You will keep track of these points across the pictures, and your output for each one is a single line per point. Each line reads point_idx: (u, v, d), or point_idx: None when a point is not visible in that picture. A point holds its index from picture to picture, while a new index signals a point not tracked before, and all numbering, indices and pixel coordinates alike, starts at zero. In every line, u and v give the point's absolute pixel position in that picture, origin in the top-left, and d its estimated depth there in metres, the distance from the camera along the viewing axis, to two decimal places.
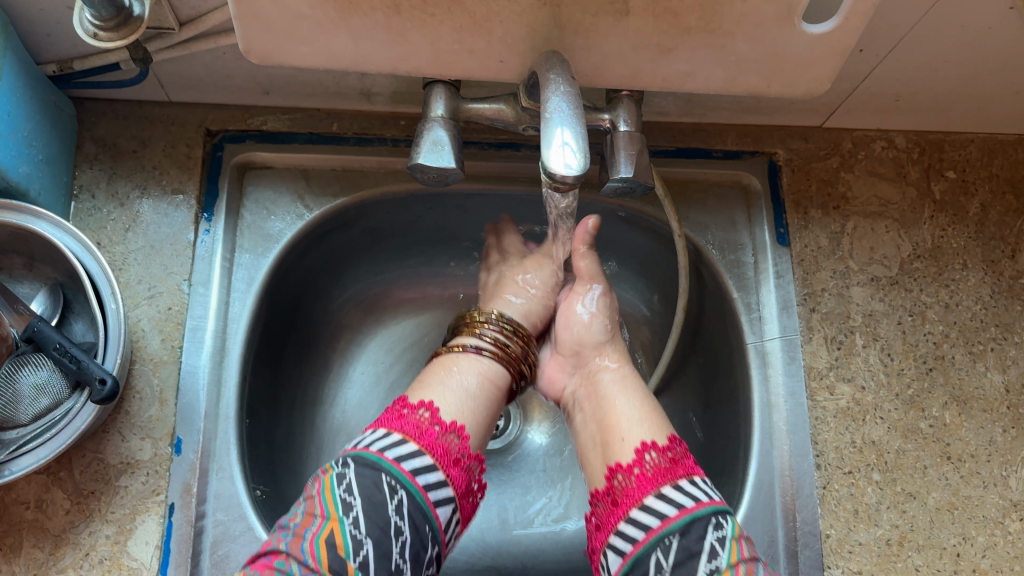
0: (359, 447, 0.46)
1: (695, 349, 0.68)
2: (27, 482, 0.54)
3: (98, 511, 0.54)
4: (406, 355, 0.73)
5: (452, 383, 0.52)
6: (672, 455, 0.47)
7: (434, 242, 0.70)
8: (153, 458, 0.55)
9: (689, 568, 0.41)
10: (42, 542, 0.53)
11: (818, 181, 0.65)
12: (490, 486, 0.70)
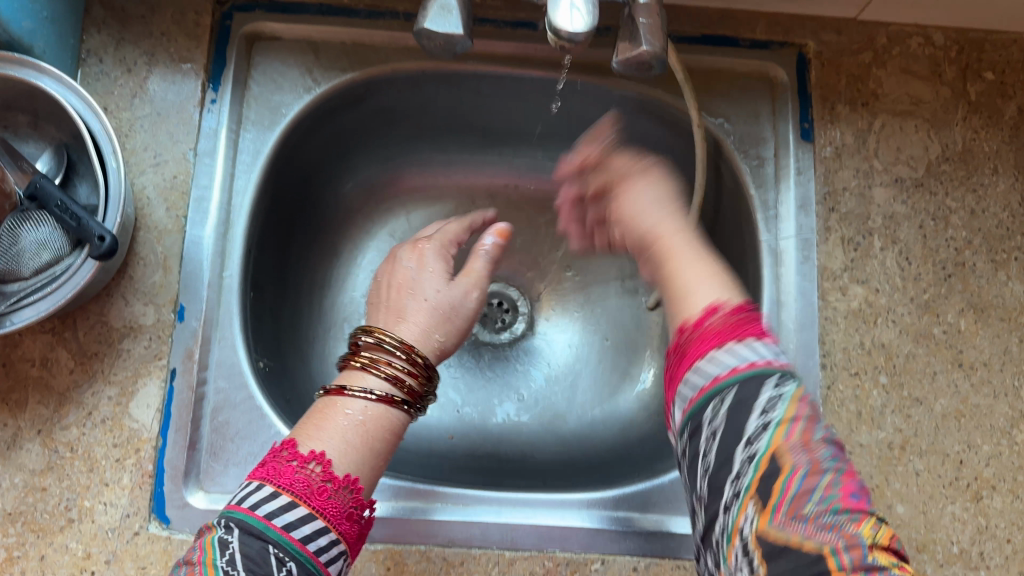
0: (240, 506, 0.39)
1: None
2: (33, 340, 0.55)
3: (101, 372, 0.54)
4: None
5: (345, 433, 0.43)
6: (742, 313, 0.38)
7: (448, 128, 0.69)
8: (155, 323, 0.55)
9: (749, 403, 0.34)
10: (46, 399, 0.54)
11: (847, 76, 0.62)
12: (493, 376, 0.71)
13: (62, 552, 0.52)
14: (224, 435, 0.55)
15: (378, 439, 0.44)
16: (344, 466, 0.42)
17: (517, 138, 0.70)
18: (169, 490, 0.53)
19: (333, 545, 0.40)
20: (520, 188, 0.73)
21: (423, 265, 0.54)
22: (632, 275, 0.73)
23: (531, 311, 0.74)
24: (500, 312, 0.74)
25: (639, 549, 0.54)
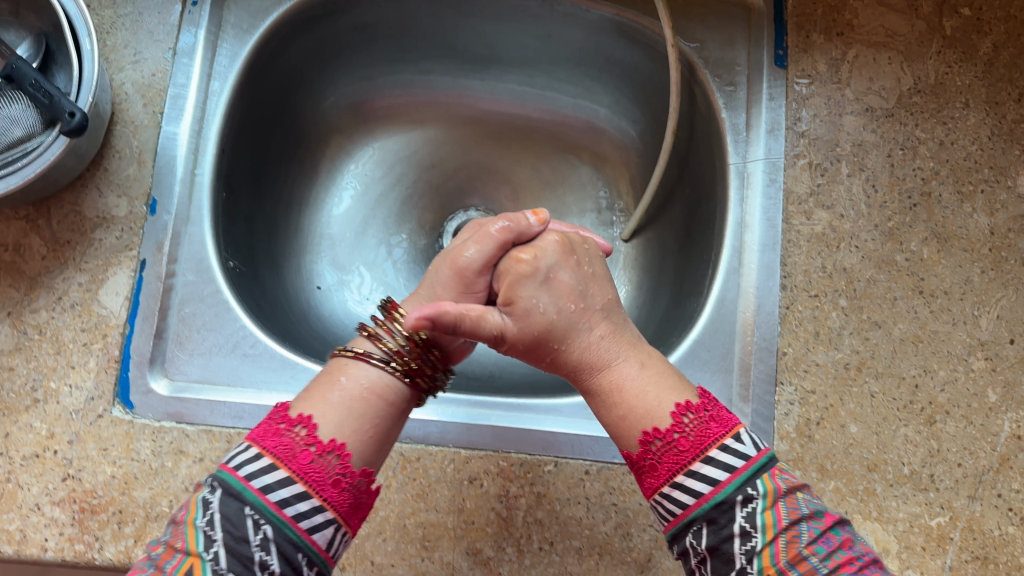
0: (228, 467, 0.41)
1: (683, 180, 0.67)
2: (7, 226, 0.56)
3: (73, 260, 0.55)
4: (395, 169, 0.74)
5: (330, 395, 0.44)
6: (708, 413, 0.44)
7: (429, 50, 0.69)
8: (128, 216, 0.56)
9: (723, 555, 0.40)
10: (18, 283, 0.55)
11: (824, 6, 0.63)
12: None
13: (27, 430, 0.53)
14: (191, 325, 0.56)
15: (359, 402, 0.44)
16: (332, 432, 0.43)
17: (497, 63, 0.70)
18: (135, 376, 0.54)
19: (315, 509, 0.40)
20: (500, 116, 0.74)
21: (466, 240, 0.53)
22: (607, 207, 0.74)
23: None
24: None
25: (591, 454, 0.56)
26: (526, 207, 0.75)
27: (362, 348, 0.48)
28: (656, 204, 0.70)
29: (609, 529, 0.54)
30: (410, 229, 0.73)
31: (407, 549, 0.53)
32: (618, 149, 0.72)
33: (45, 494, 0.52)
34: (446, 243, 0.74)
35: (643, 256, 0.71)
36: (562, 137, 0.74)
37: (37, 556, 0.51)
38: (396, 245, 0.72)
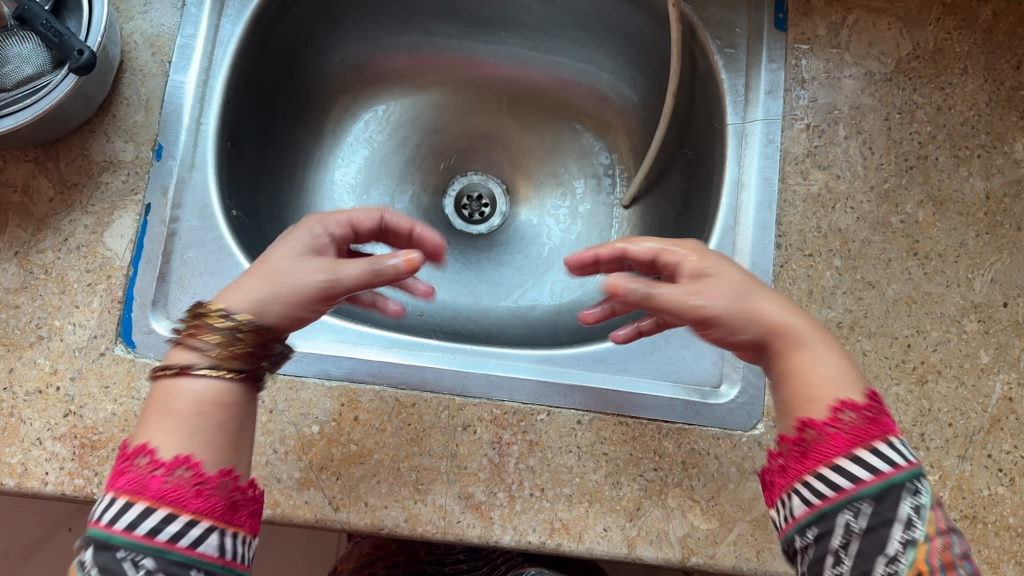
0: (106, 526, 0.36)
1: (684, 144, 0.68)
2: (17, 168, 0.57)
3: (80, 203, 0.56)
4: (399, 132, 0.75)
5: (183, 418, 0.39)
6: (872, 413, 0.40)
7: (434, 14, 0.71)
8: (134, 161, 0.57)
9: (877, 539, 0.37)
10: (26, 224, 0.56)
11: None
12: (473, 269, 0.73)
13: (31, 366, 0.54)
14: (193, 269, 0.57)
15: (206, 422, 0.40)
16: (205, 456, 0.39)
17: (502, 28, 0.71)
18: (137, 316, 0.55)
19: (211, 534, 0.37)
20: (505, 82, 0.75)
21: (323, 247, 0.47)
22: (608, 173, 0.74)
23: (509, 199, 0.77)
24: (478, 206, 0.77)
25: (582, 403, 0.57)
26: (527, 171, 0.77)
27: (187, 358, 0.41)
28: (656, 170, 0.70)
29: (600, 477, 0.55)
30: (410, 191, 0.74)
31: (401, 491, 0.54)
32: (619, 115, 0.73)
33: (46, 429, 0.53)
34: (447, 203, 0.76)
35: (642, 223, 0.71)
36: (564, 103, 0.75)
37: (38, 490, 0.52)
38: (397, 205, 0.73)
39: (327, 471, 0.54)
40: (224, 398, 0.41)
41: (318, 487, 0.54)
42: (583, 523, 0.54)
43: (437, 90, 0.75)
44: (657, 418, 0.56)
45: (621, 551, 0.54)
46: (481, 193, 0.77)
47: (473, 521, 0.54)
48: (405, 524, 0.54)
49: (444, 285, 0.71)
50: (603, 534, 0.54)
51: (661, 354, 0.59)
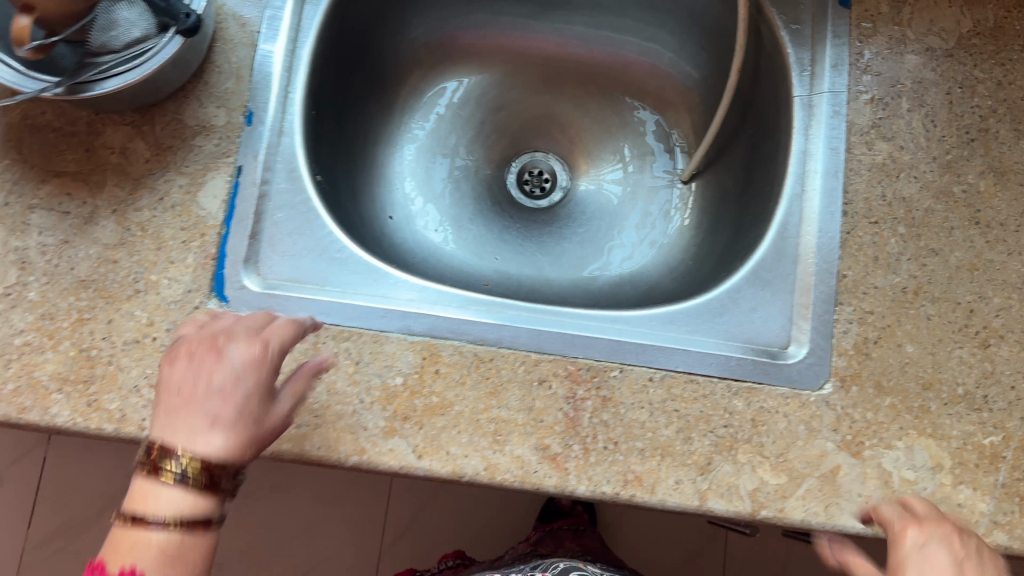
0: None
1: (746, 121, 0.70)
2: (114, 131, 0.59)
3: (175, 164, 0.59)
4: (465, 110, 0.78)
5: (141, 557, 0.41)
6: None
7: None
8: (226, 126, 0.60)
9: None
10: (123, 183, 0.59)
11: None
12: (534, 242, 0.75)
13: (128, 318, 0.57)
14: (281, 228, 0.60)
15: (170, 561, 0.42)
16: None
17: (568, 8, 0.74)
18: (229, 273, 0.58)
19: None
20: (568, 62, 0.77)
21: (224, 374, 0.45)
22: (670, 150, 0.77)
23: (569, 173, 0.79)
24: (539, 180, 0.79)
25: (654, 361, 0.58)
26: (587, 150, 0.79)
27: (143, 497, 0.42)
28: (717, 147, 0.73)
29: (671, 433, 0.57)
30: (475, 168, 0.78)
31: (480, 441, 0.57)
32: (679, 93, 0.75)
33: (143, 378, 0.56)
34: (509, 175, 0.79)
35: (702, 198, 0.73)
36: (625, 82, 0.77)
37: (135, 435, 0.55)
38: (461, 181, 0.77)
39: (410, 421, 0.57)
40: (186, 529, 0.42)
41: (401, 435, 0.56)
42: (656, 476, 0.56)
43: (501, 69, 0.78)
44: (729, 377, 0.58)
45: (693, 503, 0.55)
46: (543, 168, 0.79)
47: (549, 471, 0.56)
48: (484, 472, 0.56)
49: (507, 258, 0.73)
50: (674, 487, 0.56)
51: (730, 316, 0.60)
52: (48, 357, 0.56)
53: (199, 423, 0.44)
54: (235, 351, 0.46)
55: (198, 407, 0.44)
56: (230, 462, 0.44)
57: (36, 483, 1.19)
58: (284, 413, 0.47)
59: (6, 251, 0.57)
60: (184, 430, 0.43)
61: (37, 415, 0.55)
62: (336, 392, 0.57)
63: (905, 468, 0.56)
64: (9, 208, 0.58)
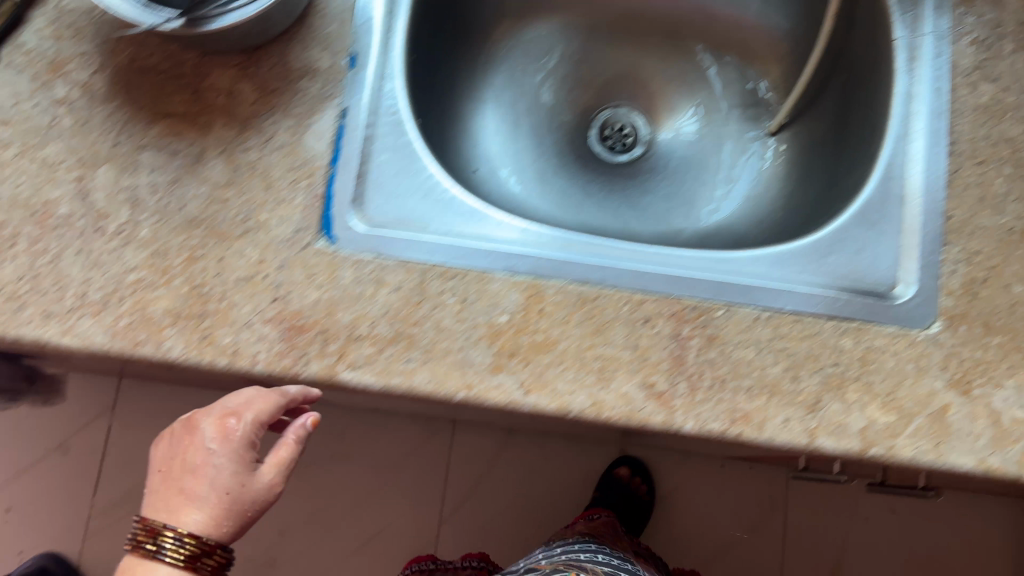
0: None
1: (838, 70, 0.70)
2: (221, 74, 0.60)
3: (281, 106, 0.59)
4: (547, 66, 0.78)
5: None
6: None
7: None
8: (331, 69, 0.60)
9: None
10: (231, 124, 0.59)
11: None
12: (618, 196, 0.75)
13: (239, 256, 0.57)
14: (385, 170, 0.60)
15: None
16: None
17: None
18: (337, 213, 0.59)
19: None
20: (651, 16, 0.77)
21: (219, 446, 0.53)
22: (758, 102, 0.76)
23: (651, 130, 0.79)
24: (620, 137, 0.78)
25: (760, 301, 0.58)
26: (671, 104, 0.79)
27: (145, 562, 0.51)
28: (807, 98, 0.73)
29: (779, 371, 0.57)
30: (560, 123, 0.78)
31: (585, 378, 0.57)
32: (767, 44, 0.75)
33: (255, 314, 0.57)
34: (592, 131, 0.79)
35: (790, 150, 0.73)
36: (710, 35, 0.77)
37: (248, 369, 0.56)
38: (545, 135, 0.77)
39: (516, 358, 0.57)
40: None
41: (507, 372, 0.57)
42: (764, 414, 0.56)
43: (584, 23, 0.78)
44: (837, 316, 0.58)
45: (801, 441, 0.55)
46: (624, 124, 0.79)
47: (655, 409, 0.56)
48: (590, 409, 0.56)
49: (590, 211, 0.73)
50: (783, 425, 0.56)
51: (836, 257, 0.60)
52: (161, 293, 0.56)
53: (179, 502, 0.51)
54: (209, 429, 0.53)
55: (178, 486, 0.52)
56: (210, 536, 0.51)
57: (101, 449, 1.20)
58: (266, 483, 0.53)
59: (117, 189, 0.58)
60: (166, 508, 0.52)
61: (152, 349, 0.56)
62: (443, 329, 0.57)
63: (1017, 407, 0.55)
64: (119, 147, 0.58)
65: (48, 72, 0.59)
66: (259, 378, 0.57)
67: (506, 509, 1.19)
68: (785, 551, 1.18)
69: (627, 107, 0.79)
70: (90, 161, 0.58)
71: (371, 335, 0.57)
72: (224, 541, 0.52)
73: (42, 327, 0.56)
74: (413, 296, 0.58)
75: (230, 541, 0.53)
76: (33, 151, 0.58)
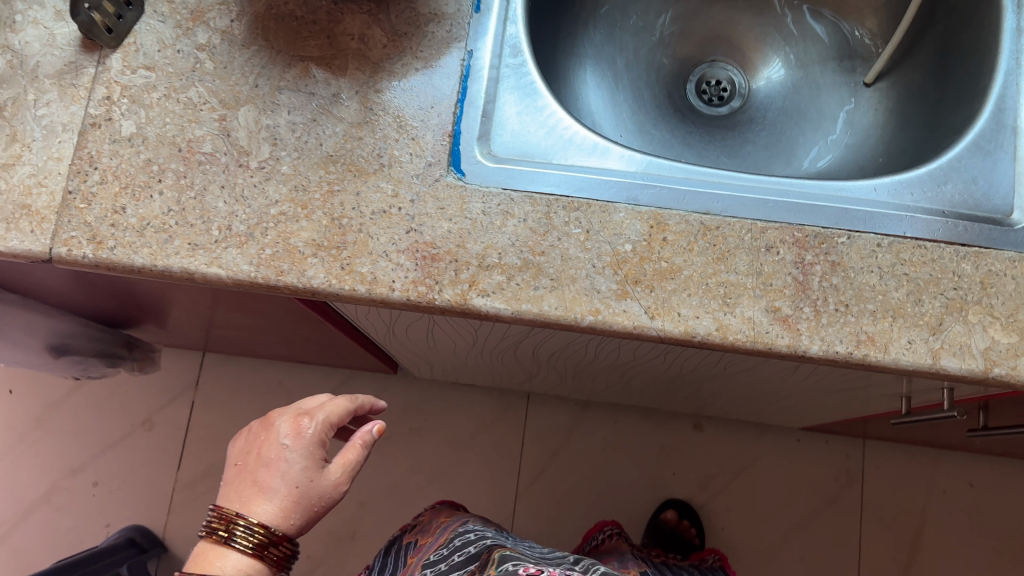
0: None
1: (936, 16, 0.71)
2: (352, 21, 0.63)
3: (410, 50, 0.63)
4: (643, 25, 0.80)
5: None
6: None
7: None
8: (457, 13, 0.64)
9: None
10: (364, 67, 0.62)
11: None
12: (717, 146, 0.77)
13: (375, 190, 0.59)
14: (510, 109, 0.63)
15: None
16: None
17: None
18: (465, 149, 0.61)
19: None
20: None
21: (296, 440, 0.52)
22: (856, 49, 0.77)
23: (745, 87, 0.81)
24: (717, 91, 0.81)
25: (881, 228, 0.60)
26: (763, 63, 0.81)
27: (213, 558, 0.49)
28: (902, 48, 0.75)
29: (902, 295, 0.58)
30: (655, 81, 0.80)
31: (711, 303, 0.58)
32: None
33: (391, 244, 0.58)
34: (689, 86, 0.81)
35: (885, 100, 0.75)
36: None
37: (386, 297, 0.57)
38: (643, 91, 0.79)
39: (641, 284, 0.58)
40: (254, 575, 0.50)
41: (633, 298, 0.58)
42: (888, 336, 0.57)
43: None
44: (955, 243, 0.59)
45: (926, 361, 0.56)
46: (720, 79, 0.82)
47: (782, 332, 0.57)
48: (716, 332, 0.57)
49: (692, 158, 0.75)
50: (908, 346, 0.57)
51: (952, 186, 0.62)
52: (303, 225, 0.58)
53: (251, 494, 0.51)
54: (284, 426, 0.53)
55: (251, 478, 0.51)
56: (278, 527, 0.50)
57: (185, 425, 1.28)
58: (333, 481, 0.53)
59: (258, 128, 0.60)
60: (238, 499, 0.51)
61: (294, 278, 0.57)
62: (569, 257, 0.59)
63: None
64: (259, 89, 0.61)
65: (190, 20, 0.63)
66: (393, 306, 0.58)
67: (580, 483, 1.23)
68: (864, 520, 1.22)
69: (724, 62, 0.82)
70: (232, 102, 0.61)
71: (501, 264, 0.58)
72: (290, 534, 0.51)
73: (190, 257, 0.58)
74: (539, 227, 0.59)
75: (296, 536, 0.52)
76: (178, 93, 0.61)
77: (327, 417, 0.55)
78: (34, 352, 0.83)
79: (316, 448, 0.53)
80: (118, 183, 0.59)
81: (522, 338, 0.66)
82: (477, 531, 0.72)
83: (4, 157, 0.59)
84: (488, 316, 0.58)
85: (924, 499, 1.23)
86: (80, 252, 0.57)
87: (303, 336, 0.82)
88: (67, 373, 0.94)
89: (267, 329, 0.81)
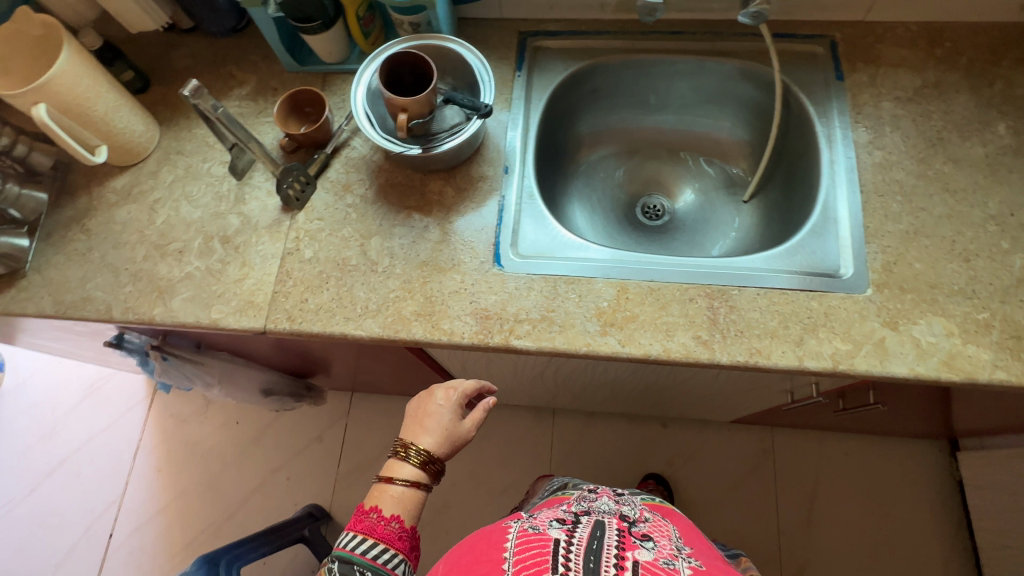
0: (342, 547, 0.86)
1: (780, 158, 1.17)
2: (435, 184, 1.07)
3: (472, 198, 1.05)
4: (605, 177, 1.29)
5: (397, 499, 0.90)
6: None
7: (626, 100, 1.24)
8: (495, 177, 1.06)
9: None
10: (444, 210, 1.05)
11: (861, 48, 1.11)
12: (656, 245, 1.22)
13: (451, 280, 1.00)
14: (529, 228, 1.05)
15: (411, 502, 0.91)
16: (388, 511, 0.89)
17: (664, 109, 1.26)
18: (503, 254, 1.02)
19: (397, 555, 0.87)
20: (670, 138, 1.30)
21: (445, 402, 0.96)
22: (736, 181, 1.26)
23: (672, 207, 1.28)
24: (656, 211, 1.28)
25: (761, 284, 0.97)
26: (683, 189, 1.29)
27: (398, 467, 0.92)
28: (765, 175, 1.21)
29: (775, 323, 0.94)
30: (614, 207, 1.27)
31: (658, 334, 0.95)
32: (738, 148, 1.26)
33: (462, 311, 0.98)
34: (638, 208, 1.29)
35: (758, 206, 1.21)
36: (707, 145, 1.29)
37: (460, 341, 0.96)
38: (608, 212, 1.26)
39: (615, 326, 0.96)
40: (420, 479, 0.92)
41: (610, 335, 0.96)
42: (770, 348, 0.93)
43: (626, 150, 1.31)
44: (808, 289, 0.96)
45: (796, 362, 0.91)
46: (657, 204, 1.29)
47: (702, 350, 0.94)
48: (662, 352, 0.94)
49: (637, 248, 1.21)
50: (783, 353, 0.92)
51: (800, 255, 1.01)
52: (409, 302, 0.99)
53: (421, 431, 0.94)
54: (440, 393, 0.97)
55: (420, 423, 0.95)
56: (434, 450, 0.93)
57: (332, 478, 1.81)
58: (466, 428, 0.96)
59: (382, 249, 1.03)
60: (413, 434, 0.95)
61: (406, 334, 0.97)
62: (570, 312, 0.97)
63: (929, 335, 0.90)
64: (383, 226, 1.04)
65: (342, 189, 1.07)
66: (465, 348, 0.97)
67: None
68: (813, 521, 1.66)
69: (658, 195, 1.30)
70: (367, 235, 1.04)
71: (528, 318, 0.97)
72: (440, 458, 0.94)
73: (345, 325, 0.98)
74: (550, 295, 0.99)
75: (444, 459, 0.94)
76: (337, 232, 1.04)
77: (466, 388, 0.98)
78: (253, 392, 1.28)
79: (455, 408, 0.96)
80: (303, 286, 1.01)
81: (543, 367, 1.05)
82: (558, 479, 1.09)
83: (239, 275, 1.02)
84: (521, 351, 0.96)
85: (862, 500, 1.66)
86: (282, 327, 0.98)
87: (415, 378, 1.23)
88: (271, 404, 1.40)
89: (392, 374, 1.22)
